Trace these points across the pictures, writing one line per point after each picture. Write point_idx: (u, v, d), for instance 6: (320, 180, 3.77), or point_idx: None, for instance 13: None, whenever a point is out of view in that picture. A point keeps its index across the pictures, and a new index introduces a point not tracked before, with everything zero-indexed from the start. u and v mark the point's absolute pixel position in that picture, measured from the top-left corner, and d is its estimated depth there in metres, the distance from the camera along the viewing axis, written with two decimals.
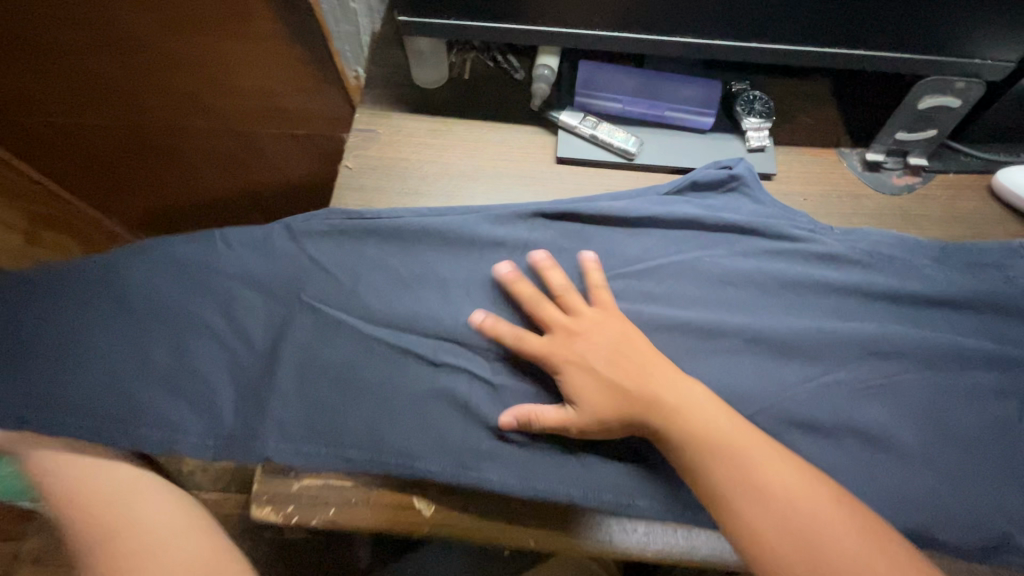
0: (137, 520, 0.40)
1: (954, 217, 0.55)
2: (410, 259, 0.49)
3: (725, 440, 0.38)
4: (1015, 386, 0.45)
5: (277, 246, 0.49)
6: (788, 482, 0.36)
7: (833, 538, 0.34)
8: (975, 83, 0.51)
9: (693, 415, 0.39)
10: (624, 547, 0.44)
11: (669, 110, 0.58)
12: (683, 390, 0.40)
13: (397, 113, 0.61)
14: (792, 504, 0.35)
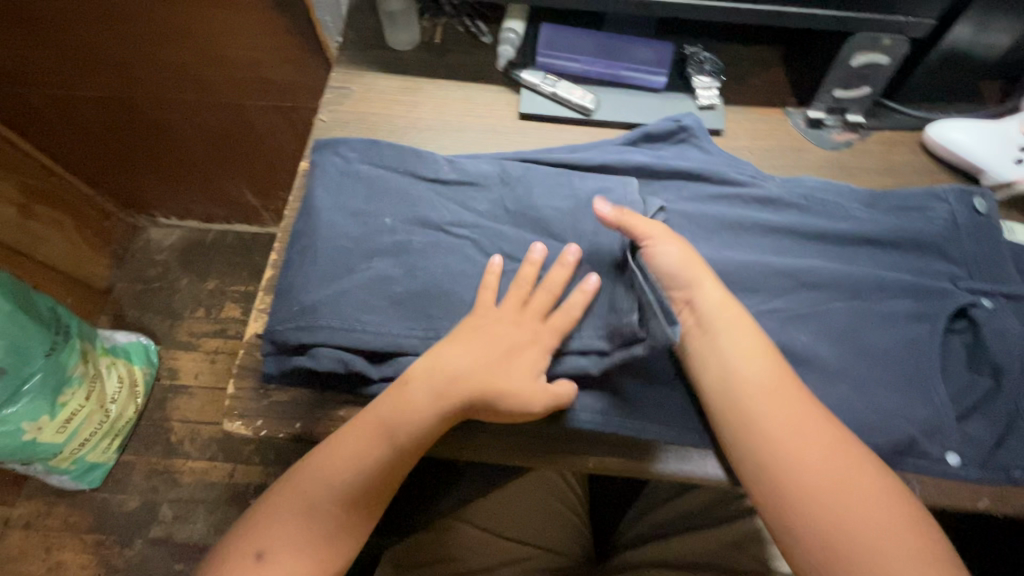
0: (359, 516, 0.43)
1: (888, 168, 0.59)
2: (438, 205, 0.53)
3: (753, 384, 0.43)
4: (934, 311, 0.48)
5: (318, 194, 0.53)
6: (772, 392, 0.42)
7: (797, 435, 0.41)
8: (901, 40, 0.54)
9: (739, 363, 0.44)
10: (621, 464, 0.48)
11: (623, 69, 0.62)
12: (738, 336, 0.44)
13: (370, 72, 0.65)
14: (786, 442, 0.41)
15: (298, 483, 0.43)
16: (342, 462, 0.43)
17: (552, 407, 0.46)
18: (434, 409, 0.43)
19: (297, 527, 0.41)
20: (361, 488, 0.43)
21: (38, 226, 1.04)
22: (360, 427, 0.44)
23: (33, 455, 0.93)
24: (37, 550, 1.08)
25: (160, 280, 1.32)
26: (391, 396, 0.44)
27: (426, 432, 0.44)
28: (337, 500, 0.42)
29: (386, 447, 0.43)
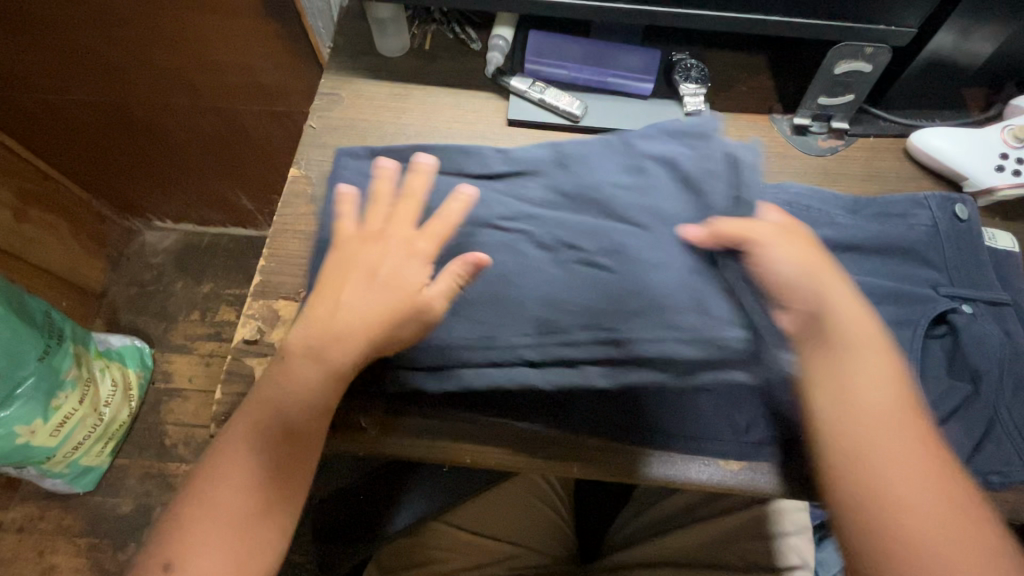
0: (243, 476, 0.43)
1: (872, 174, 0.60)
2: None
3: (878, 415, 0.40)
4: (914, 317, 0.49)
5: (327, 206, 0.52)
6: (890, 424, 0.40)
7: (913, 473, 0.39)
8: (882, 49, 0.55)
9: (860, 388, 0.41)
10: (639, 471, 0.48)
11: (612, 76, 0.62)
12: (865, 359, 0.41)
13: (360, 78, 0.65)
14: (897, 478, 0.39)
15: (204, 479, 0.43)
16: (241, 451, 0.43)
17: (532, 413, 0.48)
18: (315, 375, 0.42)
19: (212, 522, 0.42)
20: (267, 469, 0.43)
21: (33, 230, 1.04)
22: (251, 412, 0.43)
23: (26, 458, 0.93)
24: (30, 553, 1.08)
25: (155, 283, 1.32)
26: (270, 377, 0.44)
27: (313, 394, 0.42)
28: (245, 486, 0.42)
29: (279, 424, 0.43)
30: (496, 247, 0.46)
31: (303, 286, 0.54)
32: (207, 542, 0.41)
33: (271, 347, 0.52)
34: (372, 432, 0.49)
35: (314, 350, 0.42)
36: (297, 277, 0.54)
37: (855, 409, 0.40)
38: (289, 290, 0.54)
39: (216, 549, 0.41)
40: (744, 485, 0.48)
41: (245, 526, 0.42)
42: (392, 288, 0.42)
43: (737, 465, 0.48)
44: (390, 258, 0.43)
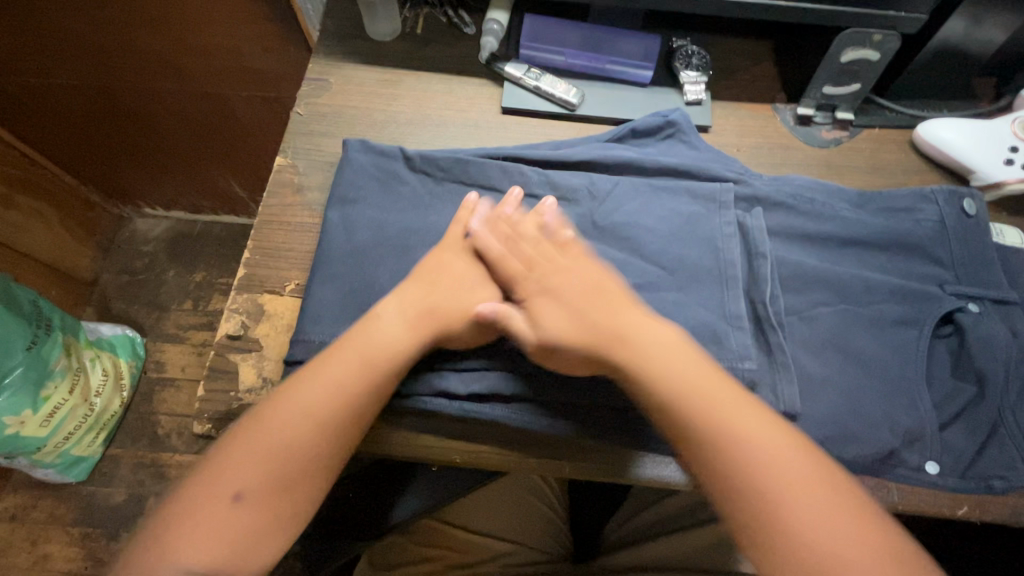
0: (318, 416, 0.40)
1: (877, 167, 0.58)
2: (433, 212, 0.52)
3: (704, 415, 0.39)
4: (918, 315, 0.48)
5: (333, 210, 0.52)
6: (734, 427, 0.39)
7: (767, 462, 0.38)
8: (892, 36, 0.53)
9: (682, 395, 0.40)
10: (636, 474, 0.47)
11: (610, 62, 0.60)
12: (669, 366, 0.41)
13: (348, 63, 0.63)
14: (761, 473, 0.38)
15: (269, 411, 0.40)
16: (319, 391, 0.41)
17: (528, 413, 0.46)
18: (413, 333, 0.44)
19: (270, 457, 0.39)
20: (339, 417, 0.40)
21: (20, 217, 1.02)
22: (340, 355, 0.42)
23: (16, 450, 0.92)
24: (23, 543, 1.07)
25: (145, 272, 1.30)
26: (367, 327, 0.43)
27: (407, 353, 0.43)
28: (310, 429, 0.40)
29: (369, 376, 0.42)
30: None
31: (290, 279, 0.52)
32: (261, 476, 0.38)
33: (256, 343, 0.50)
34: None
35: (416, 319, 0.44)
36: (284, 270, 0.53)
37: (686, 401, 0.40)
38: (276, 284, 0.52)
39: (266, 486, 0.38)
40: None
41: (300, 470, 0.39)
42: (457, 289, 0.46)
43: None
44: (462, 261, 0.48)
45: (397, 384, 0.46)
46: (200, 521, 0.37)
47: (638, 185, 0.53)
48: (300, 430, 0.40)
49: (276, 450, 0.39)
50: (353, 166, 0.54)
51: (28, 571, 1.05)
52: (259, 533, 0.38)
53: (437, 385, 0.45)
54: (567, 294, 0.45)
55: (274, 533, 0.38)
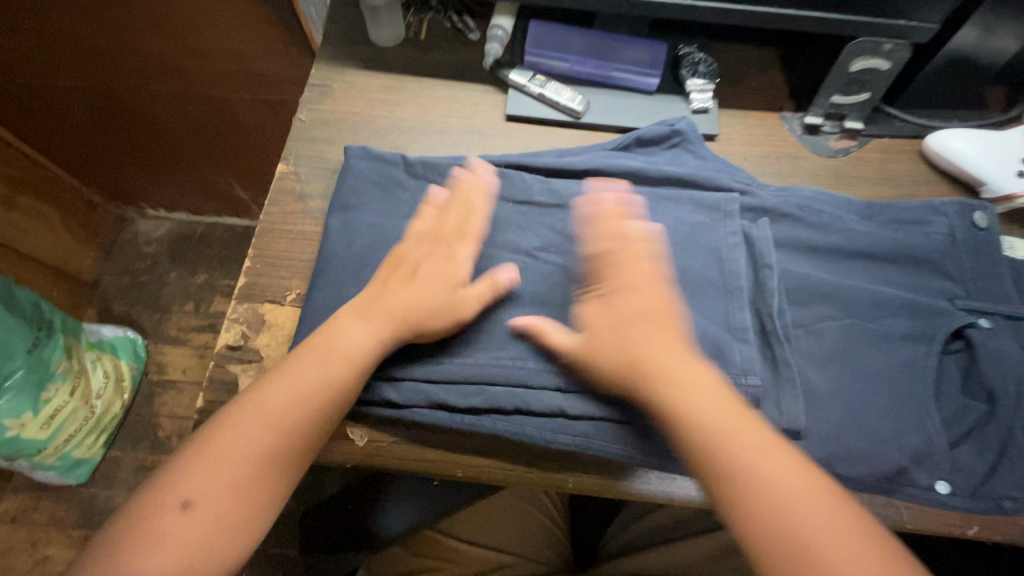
0: (268, 417, 0.40)
1: (885, 178, 0.57)
2: None
3: (727, 434, 0.38)
4: (929, 330, 0.47)
5: (335, 218, 0.51)
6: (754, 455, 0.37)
7: (790, 488, 0.36)
8: (902, 45, 0.52)
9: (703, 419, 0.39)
10: (637, 490, 0.46)
11: (616, 70, 0.59)
12: (692, 389, 0.40)
13: (352, 68, 0.62)
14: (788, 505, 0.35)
15: (228, 418, 0.40)
16: (279, 396, 0.40)
17: (529, 426, 0.45)
18: (376, 339, 0.43)
19: (228, 462, 0.39)
20: (296, 421, 0.40)
21: (22, 218, 1.02)
22: (302, 360, 0.42)
23: (17, 452, 0.92)
24: (23, 545, 1.07)
25: (148, 273, 1.30)
26: (330, 332, 0.43)
27: (369, 358, 0.42)
28: (268, 435, 0.39)
29: (328, 381, 0.41)
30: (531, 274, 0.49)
31: (291, 289, 0.52)
32: (218, 482, 0.38)
33: (256, 354, 0.50)
34: (360, 444, 0.47)
35: (382, 325, 0.43)
36: (285, 279, 0.52)
37: (710, 420, 0.38)
38: (276, 293, 0.52)
39: (222, 491, 0.38)
40: None
41: (257, 475, 0.39)
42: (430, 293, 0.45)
43: None
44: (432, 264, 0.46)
45: (394, 395, 0.45)
46: (156, 527, 0.37)
47: (644, 194, 0.53)
48: (252, 432, 0.39)
49: (227, 450, 0.39)
50: (355, 173, 0.53)
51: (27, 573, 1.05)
52: (214, 539, 0.37)
53: (436, 398, 0.45)
54: (619, 304, 0.44)
55: (229, 539, 0.38)
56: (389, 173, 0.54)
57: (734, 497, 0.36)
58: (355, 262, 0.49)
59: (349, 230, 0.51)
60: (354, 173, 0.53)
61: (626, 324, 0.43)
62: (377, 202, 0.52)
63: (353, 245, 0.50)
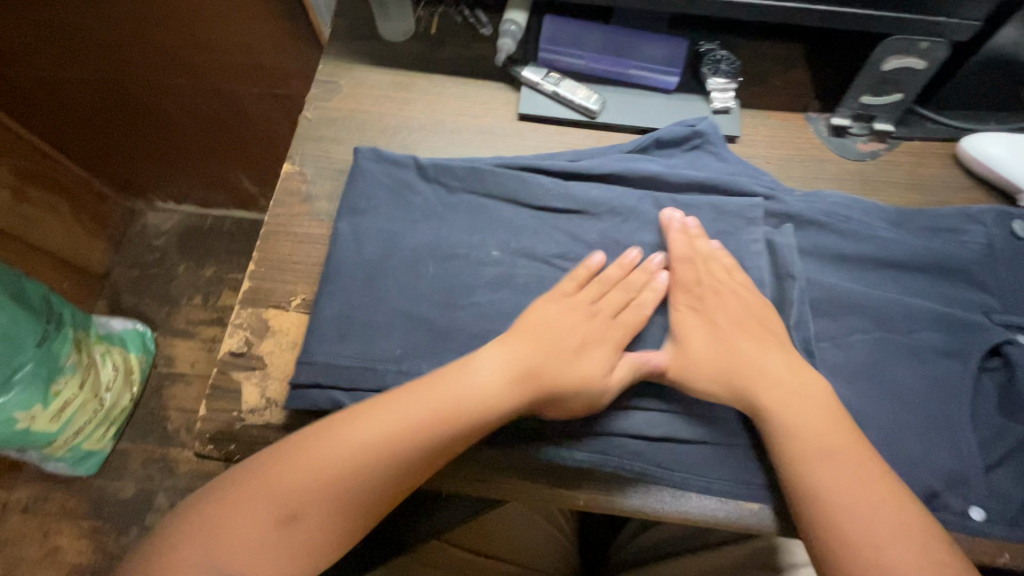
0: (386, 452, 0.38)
1: (916, 182, 0.55)
2: (446, 222, 0.50)
3: (821, 448, 0.39)
4: (964, 346, 0.45)
5: (344, 221, 0.50)
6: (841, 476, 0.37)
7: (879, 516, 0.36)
8: (940, 43, 0.49)
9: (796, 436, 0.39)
10: (653, 510, 0.44)
11: (633, 68, 0.57)
12: (792, 408, 0.40)
13: (360, 64, 0.60)
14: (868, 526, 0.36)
15: (334, 435, 0.38)
16: (393, 426, 0.38)
17: (544, 441, 0.43)
18: (508, 388, 0.41)
19: (320, 478, 0.37)
20: (412, 460, 0.38)
21: (32, 210, 1.01)
22: (429, 395, 0.40)
23: (27, 444, 0.92)
24: (34, 534, 1.08)
25: (157, 266, 1.29)
26: (463, 371, 0.41)
27: (495, 409, 0.40)
28: (367, 465, 0.37)
29: (449, 426, 0.39)
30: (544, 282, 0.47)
31: (296, 293, 0.51)
32: (309, 493, 0.37)
33: (260, 361, 0.48)
34: None
35: (517, 366, 0.42)
36: (290, 283, 0.51)
37: (806, 439, 0.39)
38: (281, 298, 0.50)
39: (308, 505, 0.36)
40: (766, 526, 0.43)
41: (352, 502, 0.37)
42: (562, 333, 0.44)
43: (756, 504, 0.44)
44: (558, 309, 0.45)
45: None
46: (239, 529, 0.35)
47: (660, 197, 0.51)
48: (363, 462, 0.38)
49: (333, 472, 0.37)
50: (364, 174, 0.52)
51: (39, 562, 1.06)
52: (291, 551, 0.36)
53: None
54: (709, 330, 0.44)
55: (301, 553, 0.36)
56: (399, 174, 0.52)
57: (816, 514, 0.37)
58: (363, 266, 0.48)
59: (358, 234, 0.49)
60: (365, 175, 0.51)
61: (699, 350, 0.44)
62: (386, 205, 0.50)
63: (362, 249, 0.49)
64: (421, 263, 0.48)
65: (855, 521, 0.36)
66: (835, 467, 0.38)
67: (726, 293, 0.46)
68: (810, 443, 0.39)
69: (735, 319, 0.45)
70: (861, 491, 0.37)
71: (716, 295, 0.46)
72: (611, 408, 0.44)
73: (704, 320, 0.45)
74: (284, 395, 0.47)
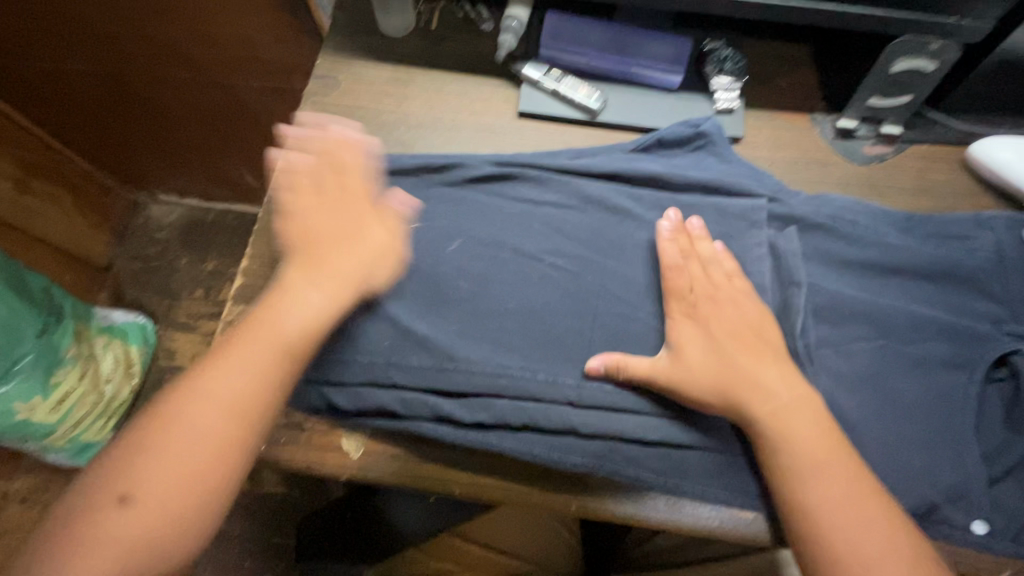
0: (177, 411, 0.38)
1: (924, 188, 0.54)
2: (443, 220, 0.49)
3: (818, 459, 0.38)
4: (970, 356, 0.44)
5: None
6: (833, 490, 0.37)
7: (870, 529, 0.36)
8: (951, 45, 0.48)
9: (793, 447, 0.39)
10: (645, 517, 0.43)
11: (636, 67, 0.56)
12: (790, 417, 0.40)
13: (359, 59, 0.60)
14: (861, 540, 0.36)
15: (179, 400, 0.38)
16: (236, 376, 0.39)
17: (537, 446, 0.42)
18: (328, 301, 0.42)
19: (190, 447, 0.37)
20: (253, 401, 0.39)
21: (35, 202, 1.01)
22: (247, 339, 0.40)
23: (25, 435, 0.92)
24: (32, 524, 1.07)
25: (159, 258, 1.29)
26: (272, 306, 0.41)
27: (325, 324, 0.41)
28: (226, 414, 0.38)
29: (279, 357, 0.40)
30: (539, 282, 0.47)
31: None
32: (173, 470, 0.36)
33: None
34: (354, 457, 0.45)
35: (335, 281, 0.42)
36: None
37: (803, 451, 0.39)
38: None
39: (184, 478, 0.36)
40: (757, 536, 0.43)
41: (202, 460, 0.37)
42: (342, 232, 0.44)
43: (751, 514, 0.43)
44: (380, 230, 0.45)
45: (396, 407, 0.43)
46: (95, 529, 0.35)
47: (659, 197, 0.50)
48: (182, 429, 0.37)
49: (151, 449, 0.37)
50: None
51: None
52: (182, 520, 0.36)
53: (441, 410, 0.43)
54: (705, 332, 0.43)
55: (193, 520, 0.36)
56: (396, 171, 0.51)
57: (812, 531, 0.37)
58: None
59: None
60: None
61: (692, 349, 0.43)
62: None
63: None
64: (414, 260, 0.47)
65: (847, 545, 0.36)
66: (831, 479, 0.38)
67: (723, 302, 0.44)
68: (807, 454, 0.38)
69: (732, 325, 0.43)
70: (857, 512, 0.37)
71: (715, 296, 0.45)
72: (606, 412, 0.43)
73: (701, 325, 0.44)
74: None
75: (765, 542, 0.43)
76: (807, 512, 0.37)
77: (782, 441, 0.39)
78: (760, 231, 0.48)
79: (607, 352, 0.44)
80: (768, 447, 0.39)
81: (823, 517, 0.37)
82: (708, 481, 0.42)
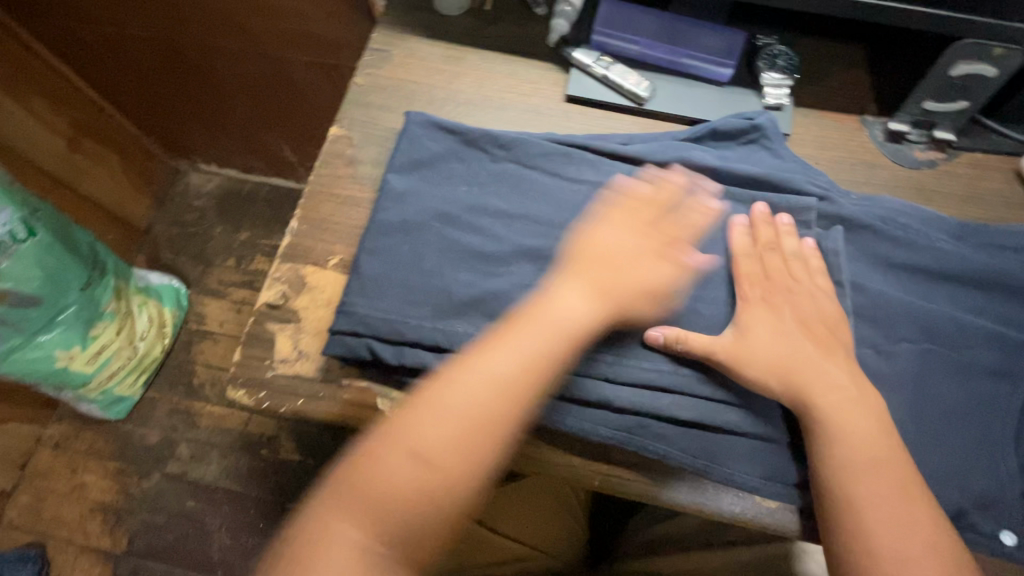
0: (437, 412, 0.36)
1: (975, 197, 0.53)
2: (499, 193, 0.50)
3: (861, 447, 0.39)
4: (1011, 366, 0.44)
5: (394, 186, 0.50)
6: (870, 479, 0.39)
7: (906, 523, 0.37)
8: (1015, 49, 0.47)
9: (836, 435, 0.40)
10: (669, 497, 0.44)
11: (687, 57, 0.56)
12: (840, 405, 0.41)
13: (413, 36, 0.61)
14: (893, 536, 0.37)
15: (334, 512, 0.33)
16: (440, 429, 0.36)
17: (570, 417, 0.43)
18: (594, 309, 0.40)
19: (381, 502, 0.34)
20: (517, 388, 0.37)
21: (85, 160, 1.05)
22: (527, 326, 0.39)
23: (63, 382, 0.95)
24: (63, 470, 1.11)
25: (195, 226, 1.32)
26: (461, 370, 0.37)
27: (587, 329, 0.40)
28: (455, 450, 0.35)
29: (556, 352, 0.38)
30: None
31: (334, 253, 0.52)
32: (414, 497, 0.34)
33: (295, 314, 0.50)
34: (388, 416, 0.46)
35: (597, 288, 0.41)
36: (329, 242, 0.52)
37: (845, 440, 0.40)
38: (320, 257, 0.52)
39: (422, 501, 0.34)
40: (778, 526, 0.43)
41: (401, 530, 0.34)
42: (611, 260, 0.43)
43: (775, 503, 0.44)
44: (614, 234, 0.44)
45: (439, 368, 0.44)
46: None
47: (705, 185, 0.50)
48: (446, 421, 0.36)
49: (411, 437, 0.35)
50: (419, 137, 0.52)
51: (64, 496, 1.09)
52: (417, 543, 0.34)
53: None
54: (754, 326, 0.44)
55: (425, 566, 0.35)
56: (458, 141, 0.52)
57: (846, 520, 0.38)
58: (410, 226, 0.48)
59: (408, 199, 0.49)
60: (417, 141, 0.52)
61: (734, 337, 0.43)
62: (439, 167, 0.51)
63: (409, 212, 0.49)
64: (460, 229, 0.48)
65: (891, 539, 0.37)
66: (874, 472, 0.39)
67: (768, 295, 0.45)
68: (856, 444, 0.40)
69: (772, 313, 0.44)
70: (895, 505, 0.38)
71: (756, 288, 0.45)
72: (639, 388, 0.43)
73: (741, 316, 0.44)
74: (317, 349, 0.48)
75: (785, 532, 0.43)
76: (849, 498, 0.38)
77: (835, 431, 0.40)
78: (805, 230, 0.48)
79: (667, 324, 0.44)
80: (811, 433, 0.41)
81: (858, 506, 0.38)
82: (736, 469, 0.43)
